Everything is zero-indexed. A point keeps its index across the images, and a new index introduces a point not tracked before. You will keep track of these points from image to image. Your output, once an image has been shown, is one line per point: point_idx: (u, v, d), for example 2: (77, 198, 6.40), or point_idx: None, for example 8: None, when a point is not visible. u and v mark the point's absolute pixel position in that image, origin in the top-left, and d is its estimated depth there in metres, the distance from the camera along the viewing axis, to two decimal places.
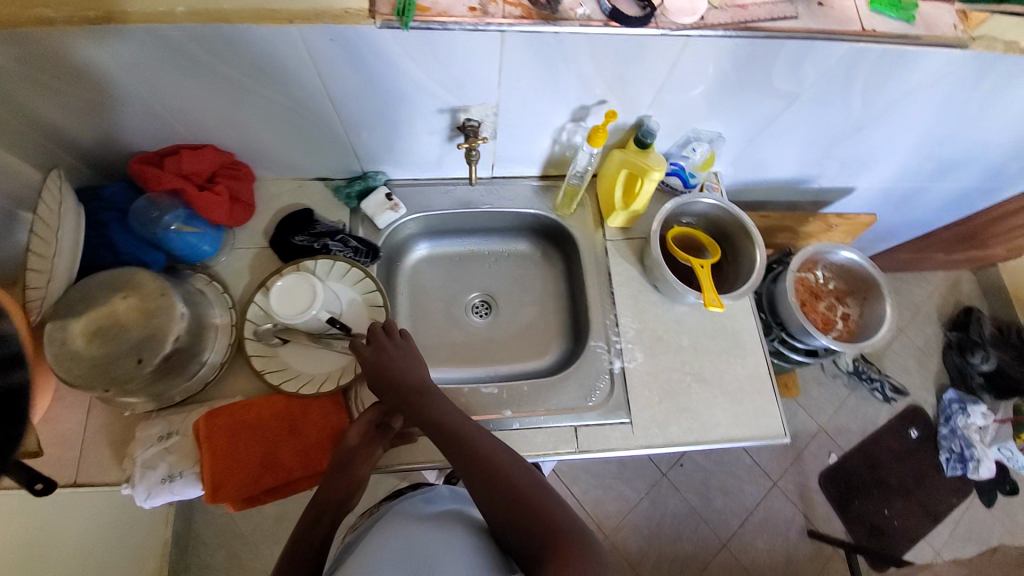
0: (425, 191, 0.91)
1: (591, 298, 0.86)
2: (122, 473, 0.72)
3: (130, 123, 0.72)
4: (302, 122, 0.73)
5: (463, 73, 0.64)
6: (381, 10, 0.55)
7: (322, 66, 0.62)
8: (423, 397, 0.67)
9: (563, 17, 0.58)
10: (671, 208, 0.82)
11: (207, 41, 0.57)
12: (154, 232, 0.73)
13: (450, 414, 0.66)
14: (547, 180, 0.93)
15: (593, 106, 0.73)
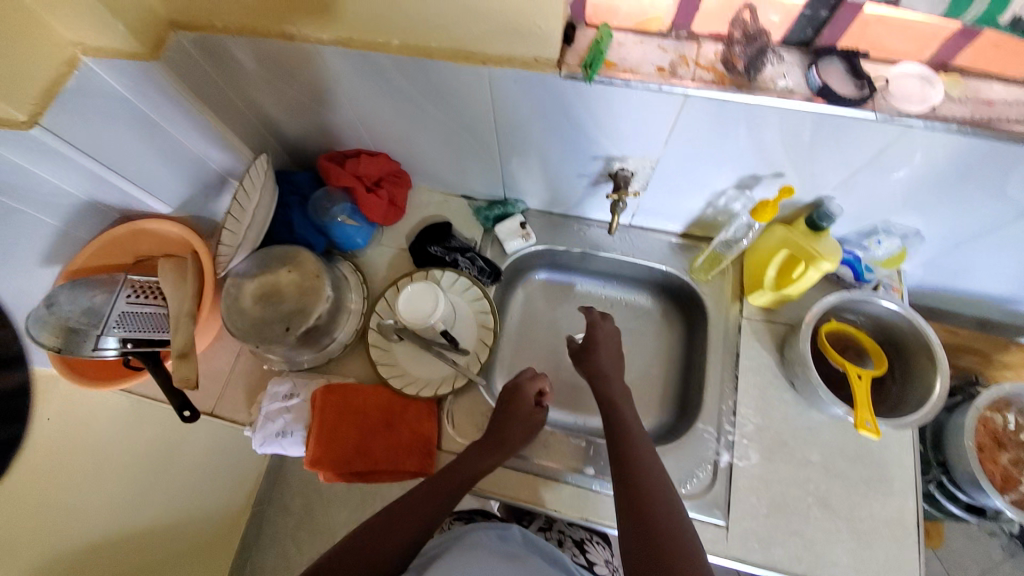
0: (559, 226, 0.92)
1: (709, 376, 0.79)
2: (249, 416, 0.83)
3: (328, 125, 0.83)
4: (467, 146, 0.78)
5: (633, 128, 0.63)
6: (568, 62, 0.57)
7: (500, 103, 0.65)
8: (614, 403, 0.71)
9: (760, 87, 0.53)
10: (832, 301, 0.72)
11: (410, 69, 0.63)
12: (324, 220, 0.84)
13: (630, 426, 0.68)
14: (687, 239, 0.87)
15: (767, 178, 0.67)
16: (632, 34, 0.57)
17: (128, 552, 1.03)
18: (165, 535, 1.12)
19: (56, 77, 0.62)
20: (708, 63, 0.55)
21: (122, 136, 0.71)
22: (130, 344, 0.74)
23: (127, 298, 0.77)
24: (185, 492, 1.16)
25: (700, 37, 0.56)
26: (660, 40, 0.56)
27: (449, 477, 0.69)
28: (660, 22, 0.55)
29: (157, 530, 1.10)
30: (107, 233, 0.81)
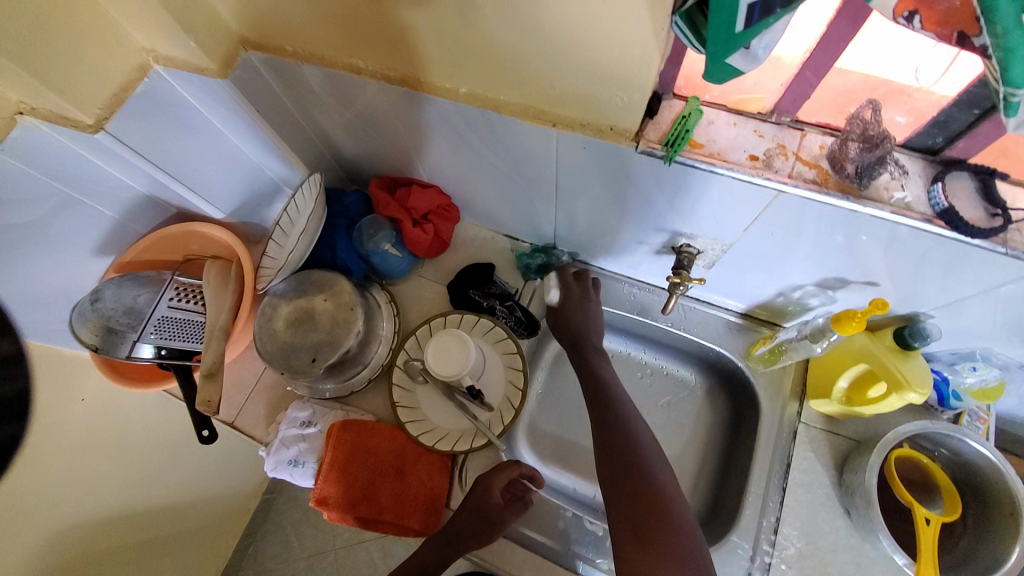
0: (606, 283, 0.85)
1: (754, 482, 0.70)
2: (265, 435, 0.82)
3: (385, 153, 0.81)
4: (521, 194, 0.74)
5: (709, 210, 0.56)
6: (648, 136, 0.51)
7: (564, 162, 0.60)
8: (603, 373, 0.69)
9: (871, 196, 0.46)
10: (912, 430, 0.63)
11: (474, 116, 0.59)
12: (367, 248, 0.82)
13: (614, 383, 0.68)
14: (747, 320, 0.79)
15: (856, 284, 0.58)
16: (726, 112, 0.50)
17: (148, 533, 0.97)
18: (184, 515, 1.06)
19: (126, 81, 0.61)
20: (811, 157, 0.47)
21: (184, 145, 0.71)
22: (164, 351, 0.74)
23: (170, 302, 0.77)
24: (198, 483, 1.08)
25: (805, 124, 0.48)
26: (757, 123, 0.49)
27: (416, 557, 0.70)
28: (759, 104, 0.49)
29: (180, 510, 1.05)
30: (161, 231, 0.81)
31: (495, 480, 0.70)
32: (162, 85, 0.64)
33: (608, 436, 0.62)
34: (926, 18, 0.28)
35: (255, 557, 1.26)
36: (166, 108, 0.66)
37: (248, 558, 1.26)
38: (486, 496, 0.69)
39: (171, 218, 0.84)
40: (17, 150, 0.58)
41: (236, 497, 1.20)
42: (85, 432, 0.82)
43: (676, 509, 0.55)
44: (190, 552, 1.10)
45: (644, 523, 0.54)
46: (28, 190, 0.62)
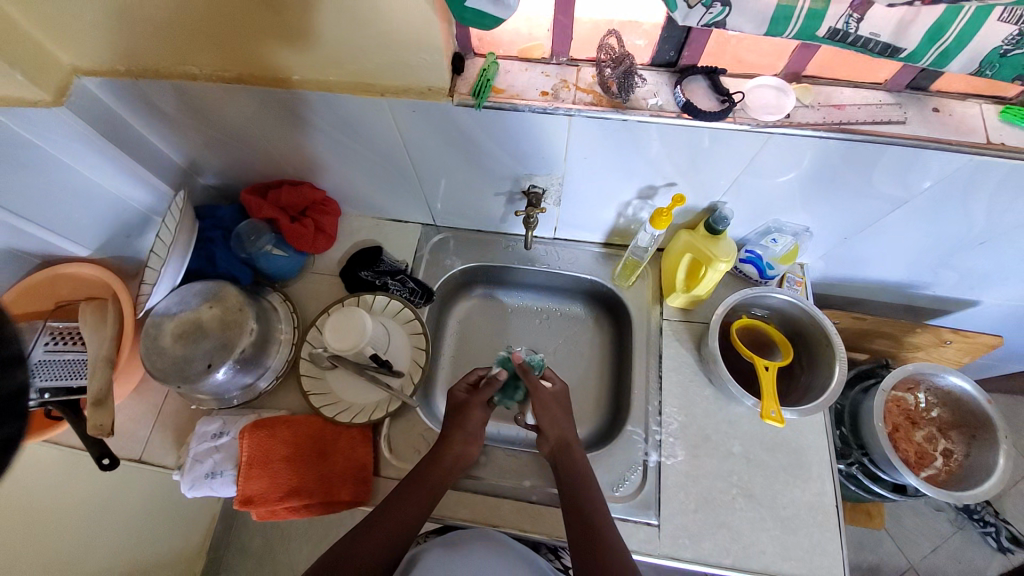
0: (486, 243, 0.95)
1: (637, 378, 0.81)
2: (177, 460, 0.80)
3: (251, 161, 0.84)
4: (386, 173, 0.81)
5: (532, 146, 0.66)
6: (460, 90, 0.60)
7: (404, 129, 0.68)
8: (564, 460, 0.71)
9: (633, 106, 0.58)
10: (735, 299, 0.76)
11: (313, 101, 0.66)
12: (250, 253, 0.84)
13: (586, 481, 0.68)
14: (609, 248, 0.91)
15: (662, 187, 0.70)
16: (518, 61, 0.61)
17: None
18: None
19: None
20: (587, 86, 0.59)
21: (29, 184, 0.70)
22: (46, 393, 0.72)
23: (45, 347, 0.76)
24: None
25: (580, 62, 0.60)
26: (544, 66, 0.60)
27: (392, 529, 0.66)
28: (541, 50, 0.60)
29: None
30: (25, 280, 0.78)
31: (478, 413, 0.76)
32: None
33: (582, 541, 0.62)
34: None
35: None
36: None
37: None
38: (467, 444, 0.74)
39: (34, 269, 0.82)
40: None
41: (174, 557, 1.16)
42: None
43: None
44: None
45: (590, 544, 0.61)
46: None
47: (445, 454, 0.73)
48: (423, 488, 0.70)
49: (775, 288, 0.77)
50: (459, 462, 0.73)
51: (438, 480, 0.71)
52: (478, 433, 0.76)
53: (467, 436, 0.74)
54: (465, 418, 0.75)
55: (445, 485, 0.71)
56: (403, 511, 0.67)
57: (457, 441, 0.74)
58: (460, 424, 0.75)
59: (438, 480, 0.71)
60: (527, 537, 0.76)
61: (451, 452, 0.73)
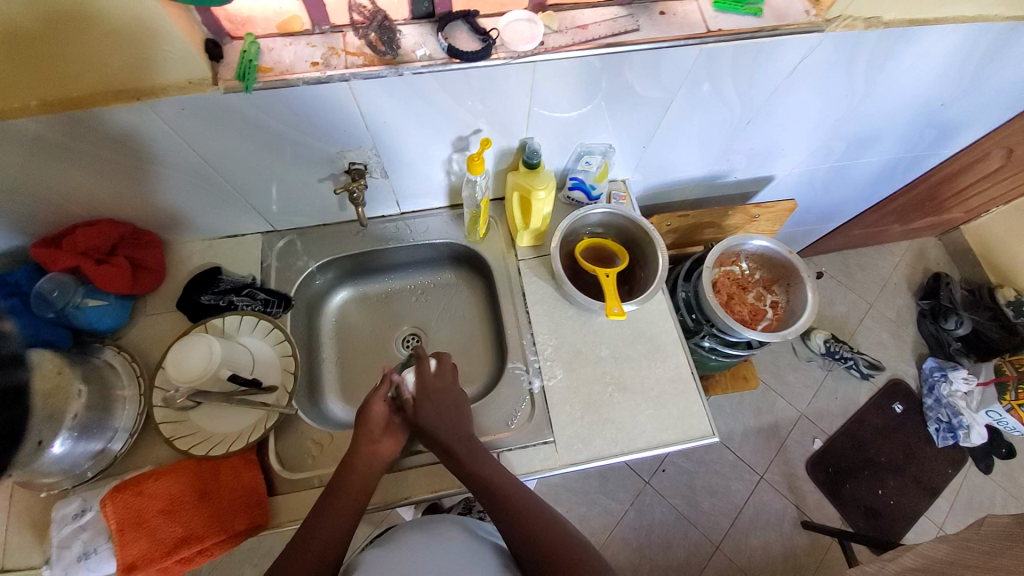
0: (335, 236, 0.93)
1: (508, 320, 0.85)
2: (43, 555, 0.70)
3: (28, 211, 0.74)
4: (194, 189, 0.76)
5: (328, 122, 0.66)
6: (224, 77, 0.58)
7: (186, 134, 0.64)
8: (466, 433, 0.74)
9: (405, 60, 0.59)
10: (565, 224, 0.83)
11: (66, 125, 0.59)
12: (57, 312, 0.74)
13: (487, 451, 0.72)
14: (456, 209, 0.94)
15: (471, 135, 0.74)
16: (280, 37, 0.59)
17: None
18: None
19: None
20: (356, 49, 0.59)
21: None
22: None
23: None
24: None
25: (343, 27, 0.60)
26: (308, 37, 0.60)
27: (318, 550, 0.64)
28: (300, 23, 0.59)
29: None
30: None
31: (380, 408, 0.76)
32: None
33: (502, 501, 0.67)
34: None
35: None
36: None
37: None
38: (376, 445, 0.74)
39: None
40: None
41: None
42: None
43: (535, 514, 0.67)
44: None
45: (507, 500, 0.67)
46: None
47: (357, 459, 0.72)
48: (344, 499, 0.69)
49: (599, 204, 0.85)
50: (373, 461, 0.73)
51: (358, 487, 0.71)
52: (388, 429, 0.76)
53: (375, 435, 0.75)
54: (368, 417, 0.75)
55: (369, 487, 0.71)
56: (325, 528, 0.66)
57: (366, 443, 0.74)
58: (365, 427, 0.75)
59: (358, 488, 0.71)
60: (444, 496, 0.78)
61: (363, 453, 0.73)
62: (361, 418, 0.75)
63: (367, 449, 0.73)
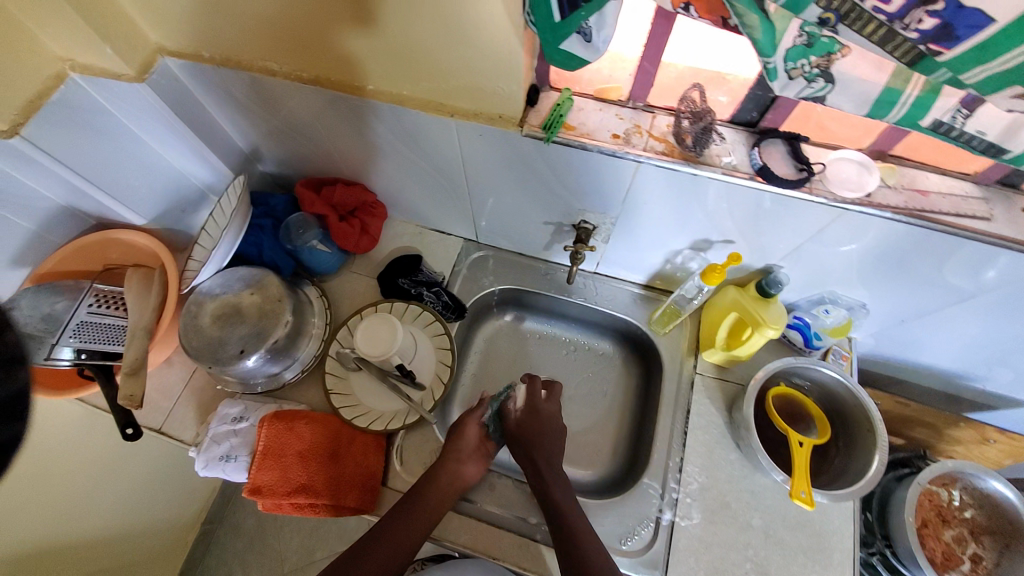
0: (524, 268, 0.94)
1: (660, 432, 0.79)
2: (195, 435, 0.82)
3: (310, 156, 0.86)
4: (439, 187, 0.82)
5: (593, 186, 0.66)
6: (531, 121, 0.60)
7: (469, 152, 0.68)
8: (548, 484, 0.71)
9: (706, 161, 0.56)
10: (778, 366, 0.75)
11: (385, 114, 0.67)
12: (295, 245, 0.86)
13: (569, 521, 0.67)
14: (649, 291, 0.89)
15: (718, 243, 0.70)
16: (593, 100, 0.60)
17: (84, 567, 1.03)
18: (123, 549, 1.13)
19: (40, 90, 0.63)
20: (660, 134, 0.58)
21: (103, 150, 0.73)
22: (83, 355, 0.74)
23: (89, 308, 0.77)
24: (145, 516, 1.17)
25: (656, 108, 0.59)
26: (619, 108, 0.59)
27: (389, 548, 0.66)
28: (619, 92, 0.59)
29: (121, 540, 1.12)
30: (75, 242, 0.79)
31: (472, 431, 0.77)
32: (80, 94, 0.66)
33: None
34: (698, 8, 0.39)
35: None
36: (78, 113, 0.67)
37: None
38: (461, 465, 0.73)
39: (89, 230, 0.85)
40: None
41: (174, 527, 1.27)
42: (73, 460, 0.95)
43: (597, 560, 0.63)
44: None
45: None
46: None
47: (440, 473, 0.72)
48: (421, 510, 0.69)
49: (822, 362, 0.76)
50: (453, 482, 0.72)
51: (435, 503, 0.70)
52: (473, 454, 0.75)
53: (460, 455, 0.74)
54: (459, 436, 0.76)
55: (445, 507, 0.70)
56: (400, 533, 0.67)
57: (452, 460, 0.73)
58: (454, 445, 0.75)
59: (436, 504, 0.70)
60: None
61: (445, 470, 0.72)
62: (452, 435, 0.76)
63: (450, 466, 0.72)
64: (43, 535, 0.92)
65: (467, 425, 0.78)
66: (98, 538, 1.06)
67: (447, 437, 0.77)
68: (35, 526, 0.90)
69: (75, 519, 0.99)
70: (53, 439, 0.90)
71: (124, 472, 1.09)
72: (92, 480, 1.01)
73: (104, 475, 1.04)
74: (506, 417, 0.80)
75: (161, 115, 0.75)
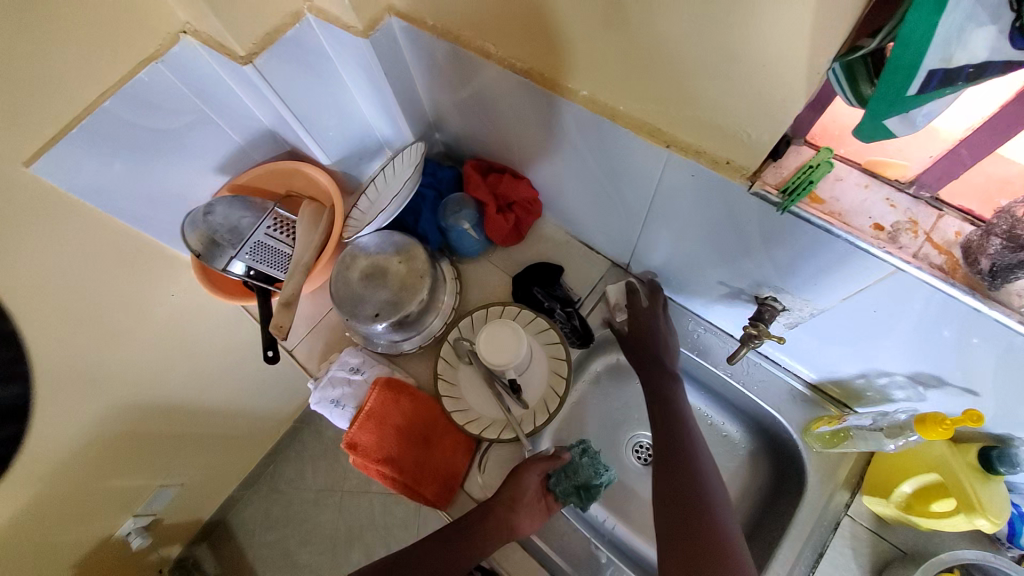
0: (671, 315, 0.82)
1: (776, 561, 0.66)
2: (316, 368, 0.88)
3: (488, 137, 0.83)
4: (611, 206, 0.74)
5: (808, 270, 0.53)
6: (766, 178, 0.48)
7: (667, 187, 0.59)
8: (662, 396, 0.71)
9: (998, 300, 0.42)
10: (974, 558, 0.58)
11: (587, 121, 0.59)
12: (447, 223, 0.85)
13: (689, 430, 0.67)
14: (815, 393, 0.74)
15: (953, 387, 0.54)
16: (858, 172, 0.47)
17: (201, 430, 1.20)
18: (232, 424, 1.30)
19: (278, 24, 0.66)
20: (943, 242, 0.43)
21: (312, 90, 0.76)
22: (252, 272, 0.81)
23: (267, 230, 0.84)
24: (255, 404, 1.33)
25: (944, 205, 0.44)
26: (892, 191, 0.46)
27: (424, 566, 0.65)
28: (901, 172, 0.45)
29: (233, 417, 1.29)
30: (272, 165, 0.88)
31: (530, 482, 0.70)
32: (308, 34, 0.69)
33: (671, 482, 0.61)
34: None
35: (272, 477, 1.52)
36: (303, 53, 0.71)
37: (266, 476, 1.52)
38: (514, 515, 0.69)
39: (282, 155, 0.93)
40: (174, 65, 0.68)
41: (273, 419, 1.43)
42: (218, 341, 1.10)
43: (711, 481, 0.61)
44: (220, 455, 1.33)
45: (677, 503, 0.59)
46: (170, 101, 0.71)
47: (488, 517, 0.68)
48: (459, 545, 0.66)
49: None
50: (503, 529, 0.68)
51: (477, 544, 0.66)
52: (532, 506, 0.70)
53: (514, 503, 0.69)
54: (516, 482, 0.70)
55: (485, 551, 0.67)
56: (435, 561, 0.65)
57: (504, 507, 0.69)
58: (511, 489, 0.70)
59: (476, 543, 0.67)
60: None
61: (496, 516, 0.68)
62: (510, 481, 0.71)
63: (502, 513, 0.68)
64: (180, 396, 1.09)
65: (529, 472, 0.71)
66: (217, 410, 1.22)
67: (506, 479, 0.72)
68: (176, 387, 1.06)
69: (206, 391, 1.14)
70: (204, 320, 1.04)
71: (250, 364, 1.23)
72: (226, 364, 1.16)
73: (235, 362, 1.18)
74: (570, 472, 0.74)
75: (367, 69, 0.76)
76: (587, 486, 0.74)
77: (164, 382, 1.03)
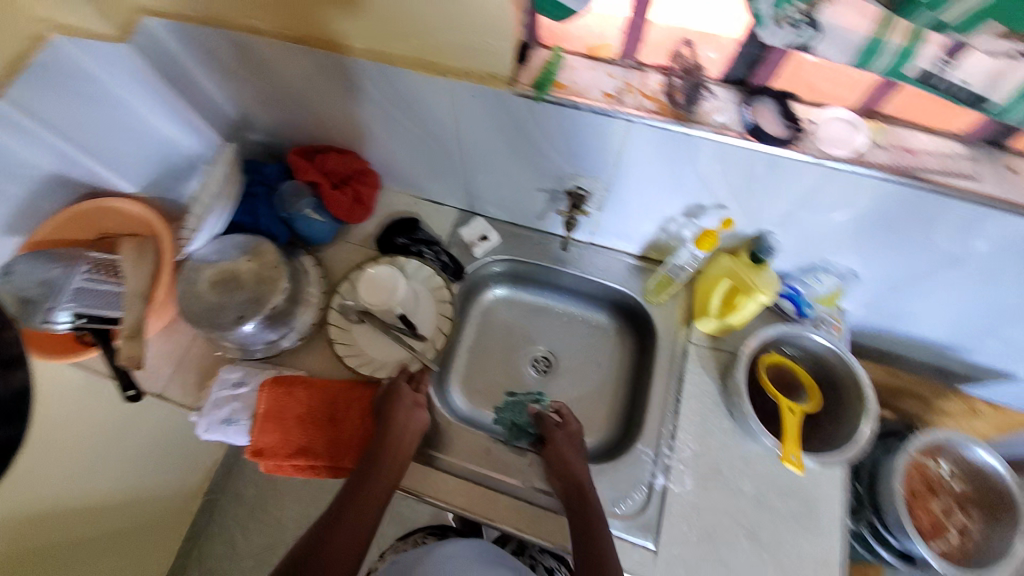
0: (520, 238, 0.93)
1: (653, 400, 0.80)
2: (196, 400, 0.83)
3: (302, 124, 0.85)
4: (432, 154, 0.81)
5: (584, 149, 0.65)
6: (521, 81, 0.59)
7: (461, 116, 0.68)
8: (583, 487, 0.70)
9: (698, 120, 0.56)
10: (773, 333, 0.76)
11: (374, 74, 0.65)
12: (289, 213, 0.85)
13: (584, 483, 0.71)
14: (644, 261, 0.90)
15: (711, 208, 0.70)
16: (584, 59, 0.59)
17: (93, 531, 1.06)
18: (132, 513, 1.16)
19: (23, 52, 0.62)
20: (652, 93, 0.57)
21: (91, 115, 0.72)
22: (81, 320, 0.74)
23: (84, 275, 0.76)
24: (151, 484, 1.20)
25: (646, 67, 0.58)
26: (609, 66, 0.59)
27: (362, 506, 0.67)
28: (609, 50, 0.58)
29: (129, 506, 1.15)
30: (72, 208, 0.80)
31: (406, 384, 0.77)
32: (64, 56, 0.66)
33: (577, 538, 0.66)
34: None
35: (201, 560, 1.38)
36: (70, 78, 0.67)
37: (194, 562, 1.38)
38: (413, 410, 0.75)
39: (82, 198, 0.83)
40: None
41: (179, 496, 1.30)
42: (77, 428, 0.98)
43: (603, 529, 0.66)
44: (128, 555, 1.18)
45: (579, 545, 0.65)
46: None
47: (394, 426, 0.72)
48: (383, 470, 0.70)
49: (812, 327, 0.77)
50: (413, 425, 0.73)
51: (398, 453, 0.71)
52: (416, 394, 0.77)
53: (412, 400, 0.75)
54: (394, 396, 0.75)
55: (408, 452, 0.72)
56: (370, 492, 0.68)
57: (402, 410, 0.74)
58: (396, 396, 0.75)
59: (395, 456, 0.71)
60: (523, 538, 0.75)
61: (400, 421, 0.73)
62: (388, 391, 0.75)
63: (406, 416, 0.73)
64: (50, 501, 0.95)
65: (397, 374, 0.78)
66: (106, 503, 1.08)
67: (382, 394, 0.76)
68: (42, 493, 0.93)
69: (83, 484, 1.01)
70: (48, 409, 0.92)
71: (130, 441, 1.11)
72: (98, 449, 1.04)
73: (108, 443, 1.06)
74: (515, 409, 0.84)
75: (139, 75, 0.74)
76: (521, 424, 0.82)
77: (25, 491, 0.90)
